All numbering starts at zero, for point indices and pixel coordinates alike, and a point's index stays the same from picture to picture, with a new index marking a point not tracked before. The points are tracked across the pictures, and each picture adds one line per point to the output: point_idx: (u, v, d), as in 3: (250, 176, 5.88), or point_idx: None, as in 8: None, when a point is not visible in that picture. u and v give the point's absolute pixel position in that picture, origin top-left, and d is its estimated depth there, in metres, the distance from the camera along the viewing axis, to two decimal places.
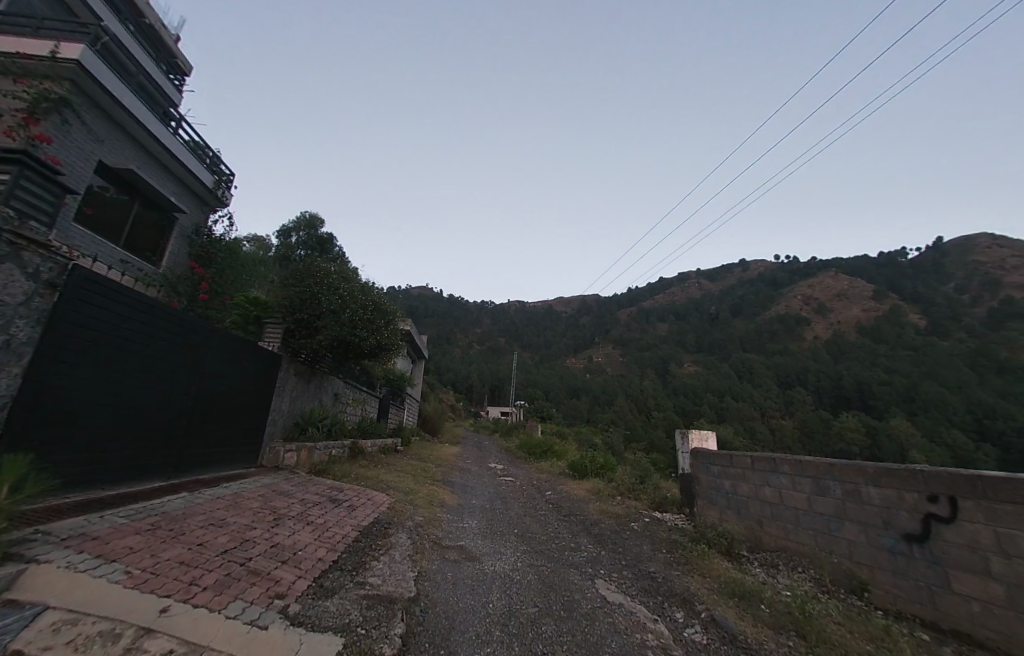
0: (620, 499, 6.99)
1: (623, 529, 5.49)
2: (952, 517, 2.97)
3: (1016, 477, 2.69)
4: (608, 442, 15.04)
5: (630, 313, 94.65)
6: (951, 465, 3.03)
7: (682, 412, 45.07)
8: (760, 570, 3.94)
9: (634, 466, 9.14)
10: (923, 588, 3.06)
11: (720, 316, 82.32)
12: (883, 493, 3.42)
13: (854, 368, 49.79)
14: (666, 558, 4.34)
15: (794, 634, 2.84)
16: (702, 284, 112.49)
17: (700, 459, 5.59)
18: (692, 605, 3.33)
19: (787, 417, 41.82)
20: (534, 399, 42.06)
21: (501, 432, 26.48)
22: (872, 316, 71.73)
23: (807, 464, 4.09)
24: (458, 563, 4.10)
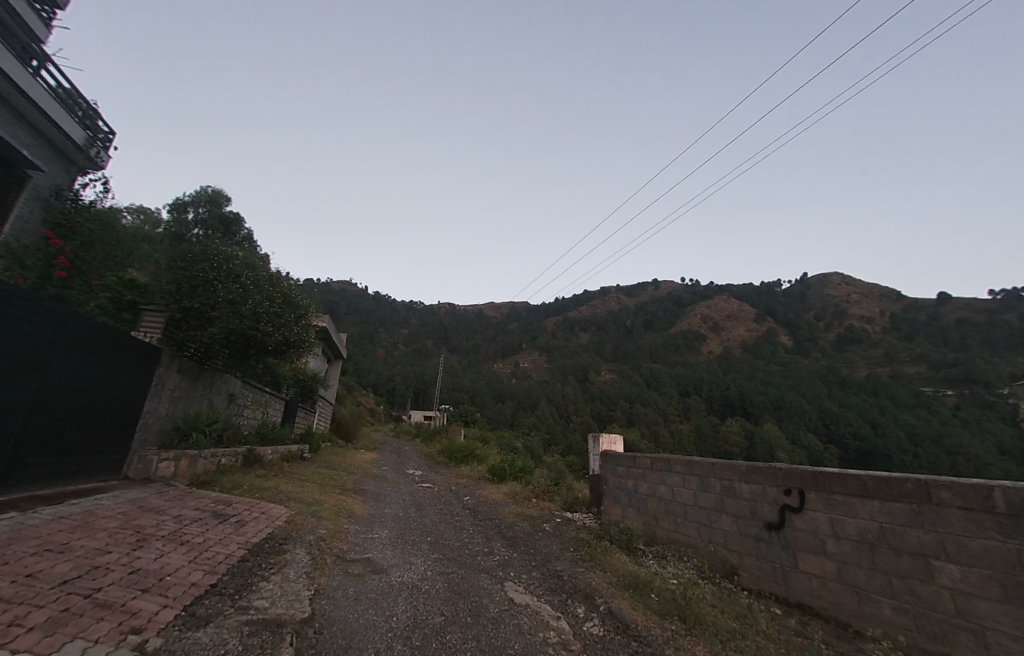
0: (534, 501, 7.19)
1: (535, 530, 5.67)
2: (801, 508, 3.45)
3: (845, 470, 3.21)
4: (526, 445, 15.43)
5: (556, 322, 98.12)
6: (802, 464, 3.52)
7: (598, 417, 47.46)
8: (653, 562, 4.29)
9: (550, 468, 9.48)
10: (779, 569, 3.52)
11: (634, 329, 88.25)
12: (751, 488, 3.88)
13: (739, 381, 56.07)
14: (572, 555, 4.57)
15: (675, 617, 3.14)
16: (620, 300, 119.61)
17: (608, 460, 5.91)
18: (592, 600, 3.54)
19: (685, 423, 45.85)
20: (459, 403, 41.88)
21: (422, 436, 25.98)
22: (754, 336, 81.64)
23: (695, 464, 4.51)
24: (362, 576, 4.00)
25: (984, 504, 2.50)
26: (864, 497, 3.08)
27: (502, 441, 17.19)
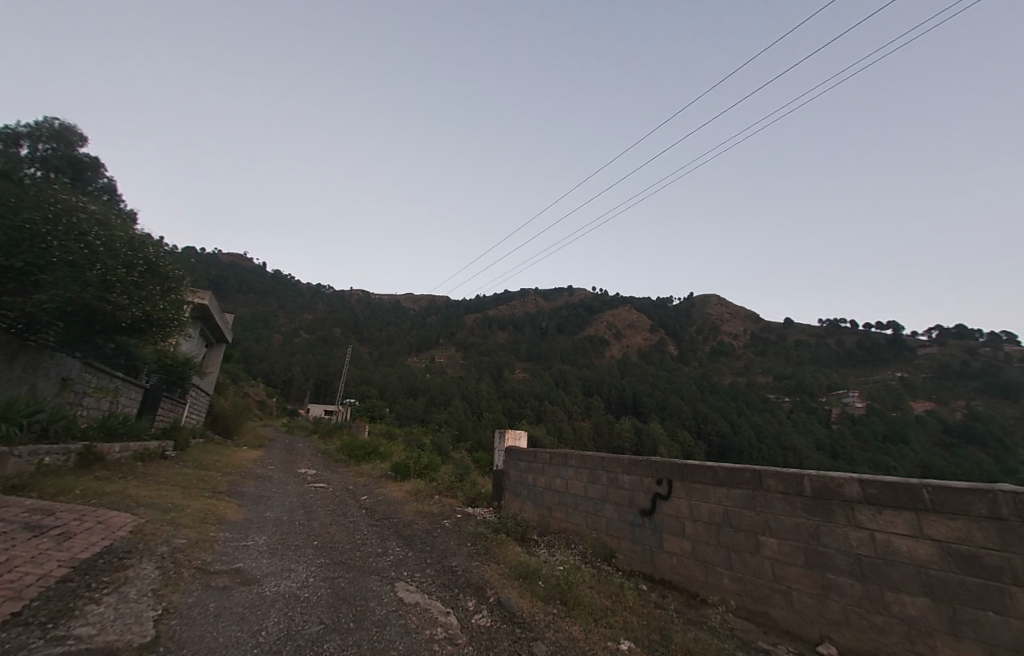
0: (436, 498, 7.19)
1: (434, 528, 5.66)
2: (670, 496, 3.83)
3: (704, 462, 3.64)
4: (434, 442, 15.27)
5: (475, 320, 98.36)
6: (672, 457, 3.92)
7: (509, 414, 48.34)
8: (544, 551, 4.52)
9: (456, 465, 9.50)
10: (648, 550, 3.91)
11: (548, 331, 91.44)
12: (631, 479, 4.24)
13: (634, 383, 60.51)
14: (467, 550, 4.67)
15: (558, 601, 3.35)
16: (538, 302, 123.06)
17: (512, 456, 6.05)
18: (482, 592, 3.64)
19: (586, 421, 48.52)
20: (366, 398, 40.11)
21: (321, 431, 24.49)
22: (649, 344, 88.81)
23: (589, 457, 4.78)
24: (227, 590, 3.66)
25: (800, 488, 3.01)
26: (715, 484, 3.53)
27: (411, 437, 16.83)
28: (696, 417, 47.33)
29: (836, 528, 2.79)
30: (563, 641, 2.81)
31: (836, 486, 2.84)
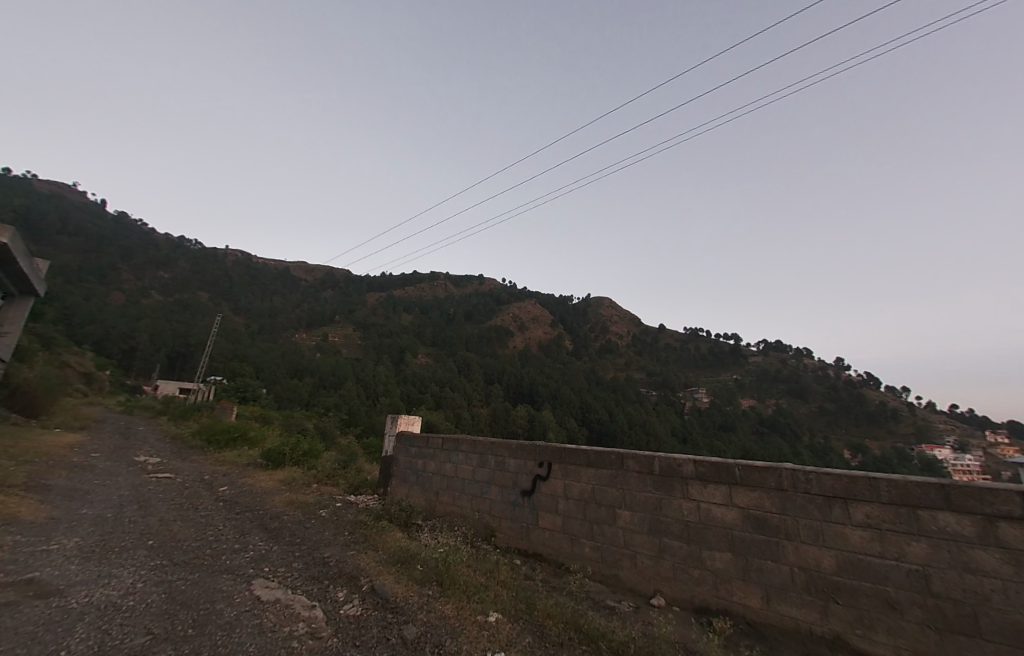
0: (314, 487, 6.75)
1: (308, 519, 5.31)
2: (548, 477, 4.06)
3: (581, 447, 3.90)
4: (317, 426, 14.28)
5: (377, 299, 93.96)
6: (554, 443, 4.13)
7: (407, 399, 46.84)
8: (426, 534, 4.52)
9: (340, 451, 9.04)
10: (525, 528, 4.13)
11: (455, 317, 90.69)
12: (515, 463, 4.39)
13: (531, 373, 62.50)
14: (343, 540, 4.48)
15: (434, 583, 3.41)
16: (446, 288, 120.71)
17: (403, 442, 5.85)
18: (354, 581, 3.55)
19: (483, 408, 49.08)
20: (237, 377, 35.84)
21: (175, 411, 21.35)
22: (549, 338, 91.12)
23: (478, 442, 4.82)
24: (19, 607, 3.03)
25: (652, 467, 3.43)
26: (587, 465, 3.83)
27: (289, 421, 15.51)
28: (582, 407, 50.70)
29: (679, 504, 3.24)
30: (433, 621, 2.88)
31: (678, 466, 3.31)
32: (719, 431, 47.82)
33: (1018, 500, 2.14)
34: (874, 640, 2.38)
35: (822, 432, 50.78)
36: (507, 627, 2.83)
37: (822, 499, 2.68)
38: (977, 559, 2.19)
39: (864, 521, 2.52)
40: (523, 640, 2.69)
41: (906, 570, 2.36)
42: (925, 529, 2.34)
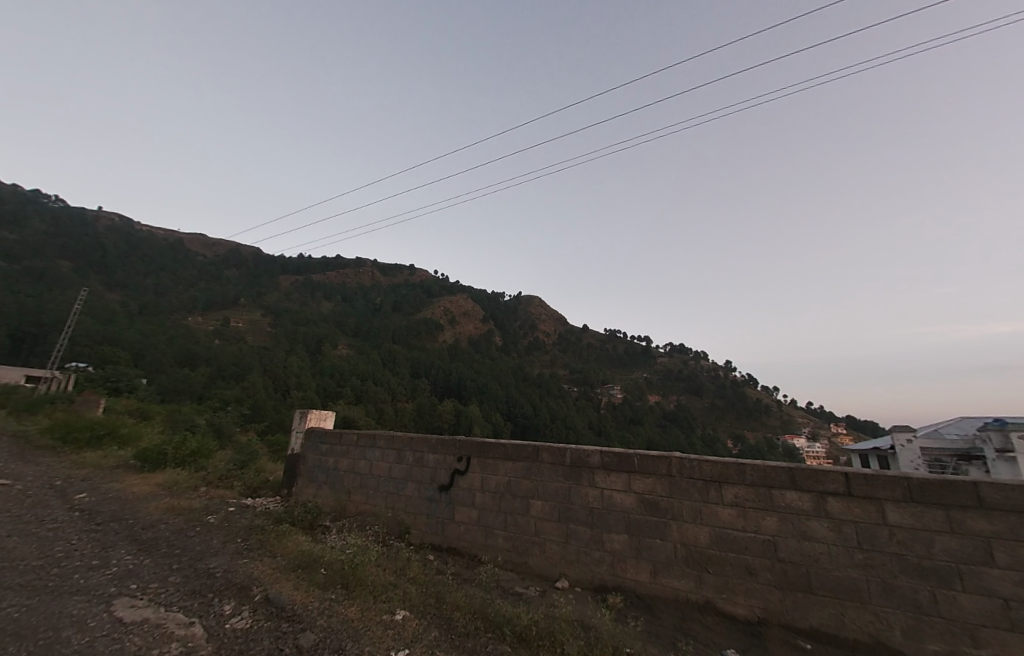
0: (203, 492, 6.04)
1: (190, 527, 4.71)
2: (466, 471, 4.02)
3: (500, 441, 3.90)
4: (211, 422, 12.82)
5: (293, 284, 87.06)
6: (474, 438, 4.09)
7: (323, 392, 43.56)
8: (334, 536, 4.23)
9: (237, 449, 8.20)
10: (439, 524, 4.04)
11: (382, 307, 86.43)
12: (433, 458, 4.25)
13: (459, 368, 61.48)
14: (233, 548, 4.04)
15: (337, 586, 3.22)
16: (373, 276, 114.60)
17: (312, 438, 5.42)
18: (245, 592, 3.23)
19: (407, 402, 47.45)
20: (111, 365, 30.96)
21: (27, 401, 17.89)
22: (480, 334, 88.86)
23: (395, 438, 4.61)
24: None
25: (563, 458, 3.55)
26: (504, 458, 3.85)
27: (176, 417, 13.73)
28: (508, 402, 51.08)
29: (588, 495, 3.38)
30: (334, 626, 2.71)
31: (586, 457, 3.46)
32: (631, 424, 51.07)
33: (842, 479, 2.62)
34: (736, 602, 2.73)
35: (719, 428, 56.48)
36: (412, 624, 2.76)
37: (704, 483, 2.99)
38: (814, 528, 2.63)
39: (735, 500, 2.87)
40: (428, 635, 2.65)
41: (763, 541, 2.73)
42: (779, 505, 2.75)
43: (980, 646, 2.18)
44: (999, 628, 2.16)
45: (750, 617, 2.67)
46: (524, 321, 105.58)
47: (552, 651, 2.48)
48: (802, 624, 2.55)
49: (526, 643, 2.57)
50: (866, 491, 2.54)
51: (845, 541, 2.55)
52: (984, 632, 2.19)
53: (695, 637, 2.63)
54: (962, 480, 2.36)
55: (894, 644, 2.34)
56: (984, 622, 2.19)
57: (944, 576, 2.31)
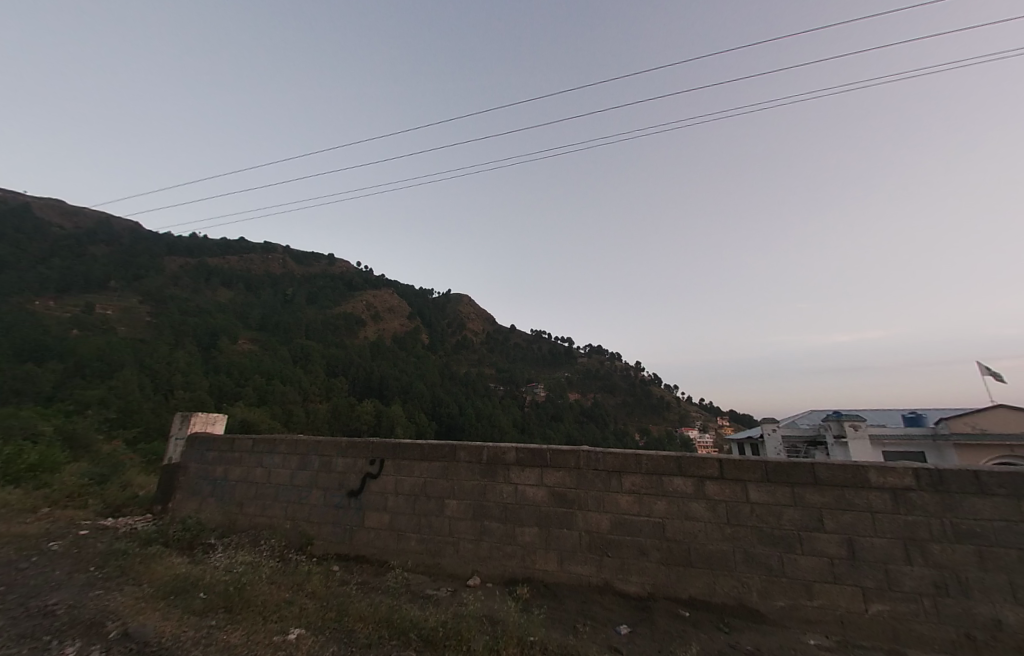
0: (43, 514, 4.94)
1: (22, 558, 3.83)
2: (379, 474, 3.82)
3: (416, 442, 3.78)
4: (64, 426, 10.55)
5: (181, 266, 75.56)
6: (388, 439, 3.90)
7: (218, 392, 37.43)
8: (219, 555, 3.73)
9: (96, 460, 6.85)
10: (346, 531, 3.79)
11: (294, 299, 77.75)
12: (343, 462, 3.97)
13: (382, 366, 57.63)
14: (82, 579, 3.35)
15: (219, 610, 2.85)
16: (285, 264, 103.44)
17: (198, 445, 4.72)
18: (98, 628, 2.71)
19: (323, 402, 43.55)
20: None
21: None
22: (407, 331, 80.92)
23: (299, 442, 4.22)
24: None
25: (480, 456, 3.56)
26: (420, 459, 3.73)
27: None
28: (433, 401, 49.29)
29: (503, 490, 3.42)
30: None
31: (501, 454, 3.50)
32: (552, 422, 52.64)
33: (717, 465, 2.98)
34: (630, 581, 2.97)
35: (628, 424, 60.68)
36: (307, 642, 2.55)
37: (606, 473, 3.20)
38: (694, 508, 2.96)
39: (632, 488, 3.12)
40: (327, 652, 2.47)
41: (655, 524, 3.01)
42: (668, 490, 3.04)
43: (814, 598, 2.63)
44: (828, 582, 2.63)
45: (641, 593, 2.92)
46: (449, 316, 103.13)
47: (457, 648, 2.46)
48: (682, 594, 2.85)
49: (430, 646, 2.51)
50: (734, 475, 2.93)
51: (718, 518, 2.90)
52: (817, 587, 2.64)
53: (591, 617, 2.81)
54: (805, 463, 2.82)
55: (753, 604, 2.72)
56: (815, 578, 2.65)
57: (791, 543, 2.75)
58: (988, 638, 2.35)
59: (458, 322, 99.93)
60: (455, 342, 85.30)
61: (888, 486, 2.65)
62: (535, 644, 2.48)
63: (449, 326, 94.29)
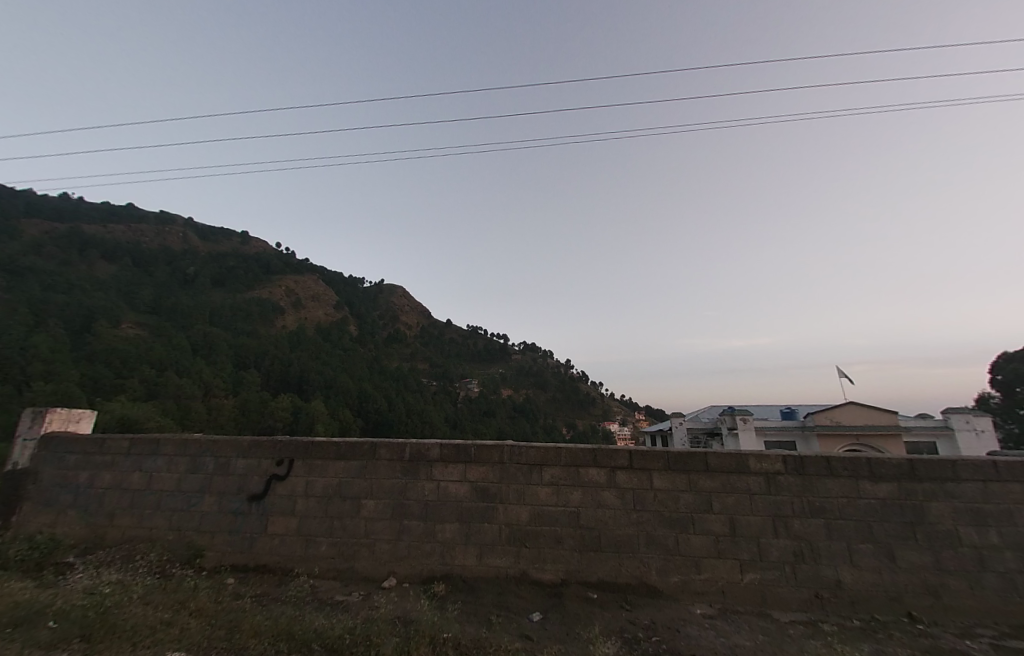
0: None
1: None
2: (287, 476, 3.51)
3: (332, 440, 3.54)
4: None
5: (45, 232, 62.85)
6: (300, 438, 3.61)
7: (94, 386, 31.46)
8: (78, 576, 3.15)
9: None
10: (244, 539, 3.43)
11: (194, 278, 68.21)
12: (245, 463, 3.59)
13: (302, 357, 52.49)
14: None
15: (76, 641, 2.42)
16: (184, 237, 90.69)
17: (55, 447, 3.93)
18: None
19: (228, 397, 38.78)
20: None
21: None
22: (331, 321, 74.69)
23: (189, 442, 3.73)
24: None
25: (402, 454, 3.45)
26: (335, 458, 3.51)
27: None
28: (359, 395, 46.08)
29: (426, 488, 3.35)
30: None
31: (425, 451, 3.43)
32: (484, 416, 52.07)
33: (628, 455, 3.22)
34: (546, 569, 3.09)
35: (556, 419, 62.23)
36: None
37: (527, 467, 3.29)
38: (607, 496, 3.17)
39: (551, 480, 3.24)
40: None
41: (570, 513, 3.17)
42: (584, 481, 3.21)
43: (702, 572, 2.97)
44: (713, 557, 2.98)
45: (555, 580, 3.05)
46: (377, 305, 97.68)
47: (366, 653, 2.34)
48: (592, 578, 3.04)
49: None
50: (643, 465, 3.19)
51: (626, 504, 3.14)
52: (705, 562, 2.98)
53: (507, 608, 2.87)
54: (701, 453, 3.18)
55: (652, 582, 2.99)
56: (703, 554, 2.99)
57: (685, 523, 3.06)
58: (830, 594, 2.85)
59: (387, 311, 95.04)
60: (383, 332, 80.98)
61: (764, 471, 3.08)
62: (448, 640, 2.46)
63: (376, 315, 89.25)
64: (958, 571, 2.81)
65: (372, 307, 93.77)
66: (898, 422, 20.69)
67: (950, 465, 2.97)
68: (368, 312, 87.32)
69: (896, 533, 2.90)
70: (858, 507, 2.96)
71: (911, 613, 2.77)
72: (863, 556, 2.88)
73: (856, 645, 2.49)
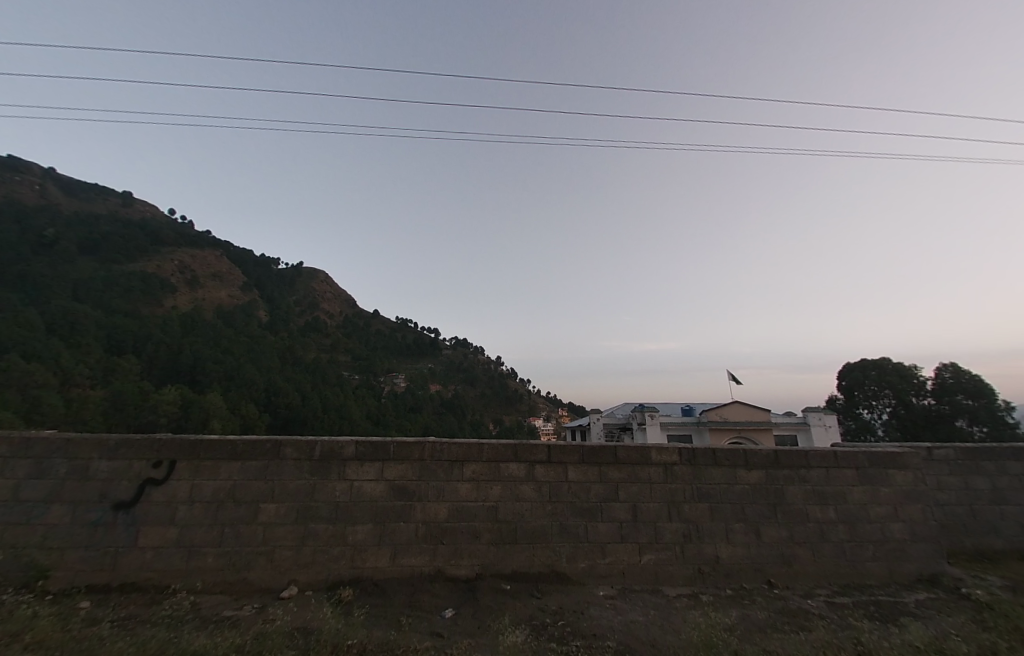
0: None
1: None
2: (166, 478, 3.06)
3: (227, 439, 3.16)
4: None
5: None
6: (187, 436, 3.17)
7: None
8: None
9: None
10: (107, 553, 2.92)
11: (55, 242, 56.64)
12: (111, 465, 3.05)
13: (198, 341, 46.09)
14: None
15: None
16: (41, 192, 74.97)
17: None
18: None
19: (96, 387, 32.80)
20: None
21: None
22: (235, 303, 66.67)
23: (34, 442, 3.06)
24: None
25: (310, 452, 3.18)
26: (230, 458, 3.13)
27: None
28: (265, 388, 41.66)
29: (336, 485, 3.14)
30: None
31: (338, 448, 3.21)
32: (407, 412, 49.97)
33: (546, 451, 3.32)
34: (460, 564, 3.08)
35: (482, 416, 61.65)
36: None
37: (447, 463, 3.24)
38: (525, 491, 3.24)
39: (472, 475, 3.23)
40: None
41: (488, 507, 3.19)
42: (503, 475, 3.25)
43: (607, 556, 3.18)
44: (617, 543, 3.21)
45: (469, 575, 3.06)
46: (291, 288, 89.24)
47: None
48: (506, 570, 3.10)
49: None
50: (560, 459, 3.32)
51: (542, 497, 3.24)
52: (610, 547, 3.20)
53: (418, 607, 2.80)
54: (614, 449, 3.39)
55: (562, 568, 3.13)
56: (608, 540, 3.20)
57: (593, 513, 3.25)
58: (711, 569, 3.22)
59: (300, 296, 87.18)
60: (296, 318, 74.24)
61: (664, 463, 3.38)
62: (354, 646, 2.34)
63: (289, 299, 81.56)
64: (806, 541, 3.35)
65: (285, 290, 85.42)
66: (771, 419, 24.27)
67: (804, 455, 3.53)
68: (279, 295, 79.35)
69: (763, 513, 3.37)
70: (736, 493, 3.38)
71: (770, 579, 3.24)
72: (737, 534, 3.31)
73: (727, 611, 2.85)
